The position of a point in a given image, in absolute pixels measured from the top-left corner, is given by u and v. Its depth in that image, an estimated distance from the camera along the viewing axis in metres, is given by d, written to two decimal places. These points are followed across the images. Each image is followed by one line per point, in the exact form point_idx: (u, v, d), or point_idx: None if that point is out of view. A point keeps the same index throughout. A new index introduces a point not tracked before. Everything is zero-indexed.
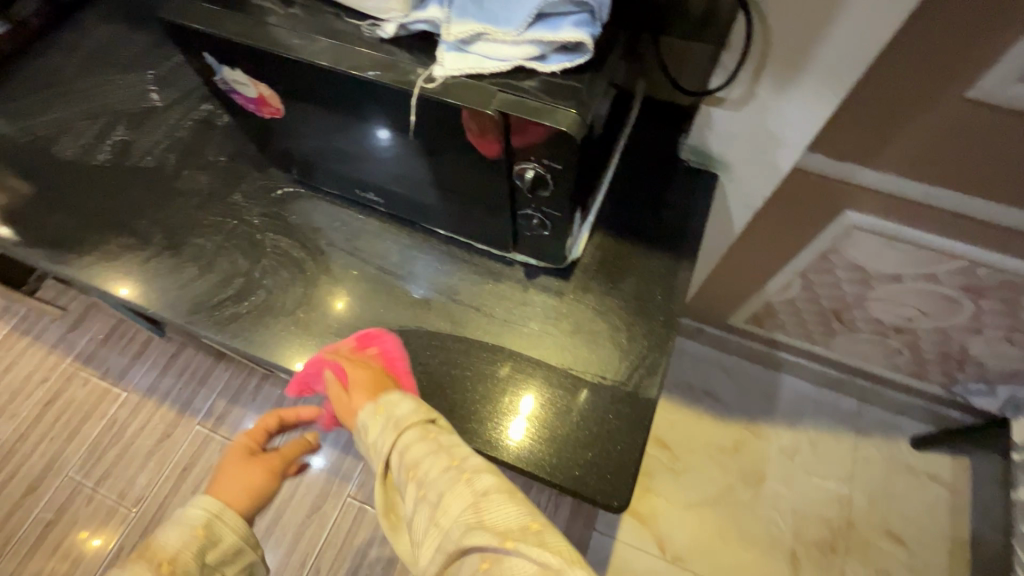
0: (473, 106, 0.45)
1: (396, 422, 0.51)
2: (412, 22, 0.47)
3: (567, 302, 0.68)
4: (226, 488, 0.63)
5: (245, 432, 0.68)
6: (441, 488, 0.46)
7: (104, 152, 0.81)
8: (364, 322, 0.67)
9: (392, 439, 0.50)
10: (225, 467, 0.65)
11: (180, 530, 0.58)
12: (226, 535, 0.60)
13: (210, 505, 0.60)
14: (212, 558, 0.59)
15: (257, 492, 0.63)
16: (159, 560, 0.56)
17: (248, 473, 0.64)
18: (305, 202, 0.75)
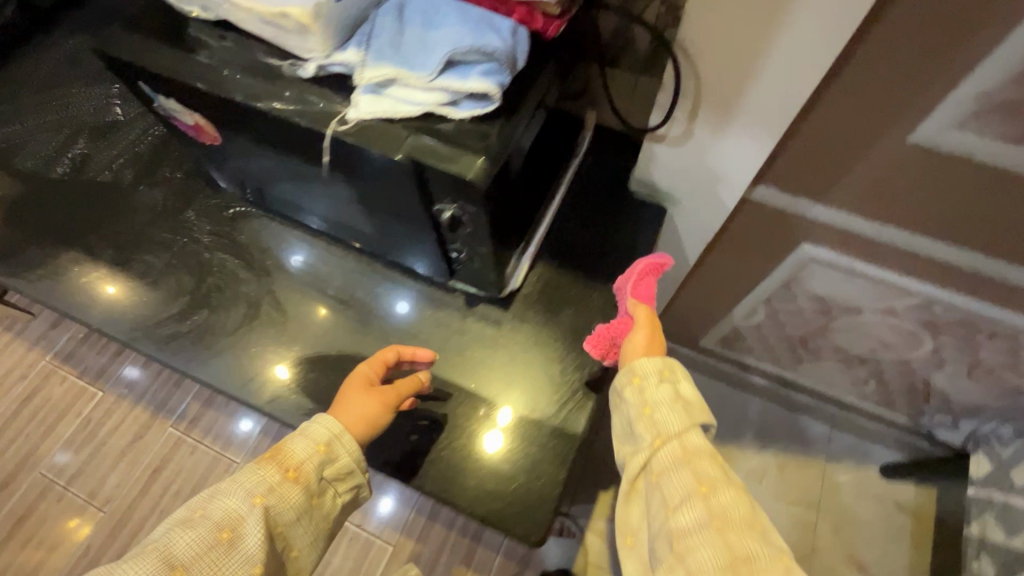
0: (383, 150, 0.45)
1: (649, 405, 0.53)
2: (331, 63, 0.48)
3: (504, 332, 0.69)
4: (345, 413, 0.57)
5: (367, 361, 0.62)
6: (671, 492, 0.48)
7: (64, 164, 0.82)
8: (338, 332, 0.69)
9: (643, 431, 0.52)
10: (344, 390, 0.59)
11: (306, 443, 0.53)
12: (343, 457, 0.55)
13: (333, 424, 0.55)
14: (328, 474, 0.54)
15: (372, 422, 0.58)
16: (286, 467, 0.51)
17: (364, 403, 0.58)
18: (254, 222, 0.76)
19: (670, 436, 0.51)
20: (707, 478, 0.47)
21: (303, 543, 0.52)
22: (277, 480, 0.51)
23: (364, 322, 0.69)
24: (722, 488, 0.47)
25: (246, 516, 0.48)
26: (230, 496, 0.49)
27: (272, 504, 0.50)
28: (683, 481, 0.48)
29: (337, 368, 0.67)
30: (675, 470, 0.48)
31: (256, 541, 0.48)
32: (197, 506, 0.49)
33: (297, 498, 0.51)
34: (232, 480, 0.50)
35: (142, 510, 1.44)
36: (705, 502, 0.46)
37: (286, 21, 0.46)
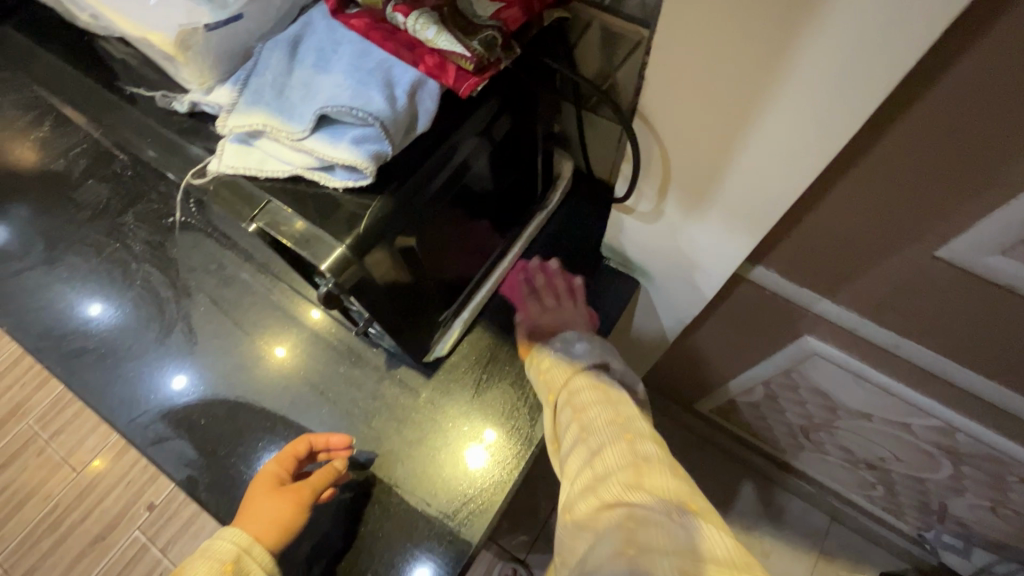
0: (235, 215, 0.38)
1: (573, 390, 0.55)
2: (206, 101, 0.41)
3: (420, 403, 0.61)
4: (254, 521, 0.53)
5: (274, 457, 0.56)
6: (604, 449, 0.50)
7: (22, 146, 0.79)
8: (324, 342, 0.64)
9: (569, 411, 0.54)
10: (253, 492, 0.55)
11: (208, 564, 0.50)
12: (254, 572, 0.52)
13: (240, 538, 0.52)
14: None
15: (284, 527, 0.54)
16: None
17: (274, 509, 0.53)
18: (190, 236, 0.71)
19: (594, 400, 0.54)
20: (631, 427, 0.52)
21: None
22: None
23: (275, 367, 0.63)
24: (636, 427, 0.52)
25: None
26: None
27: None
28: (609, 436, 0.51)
29: (232, 416, 0.61)
30: (605, 423, 0.52)
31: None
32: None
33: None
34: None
35: (111, 477, 1.46)
36: (631, 445, 0.50)
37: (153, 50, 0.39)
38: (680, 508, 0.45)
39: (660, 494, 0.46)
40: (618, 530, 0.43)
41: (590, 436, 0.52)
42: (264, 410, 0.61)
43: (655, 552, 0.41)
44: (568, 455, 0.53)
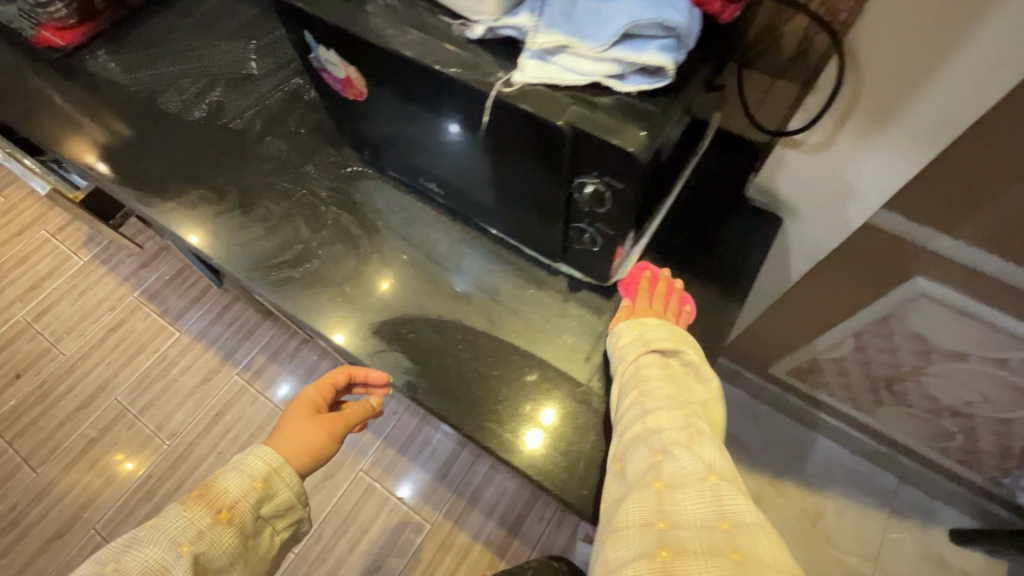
0: (545, 115, 0.46)
1: (644, 335, 0.61)
2: (501, 27, 0.49)
3: (604, 320, 0.68)
4: (291, 440, 0.66)
5: (313, 387, 0.71)
6: (659, 415, 0.52)
7: (200, 109, 0.87)
8: (495, 280, 0.71)
9: (634, 381, 0.57)
10: (291, 416, 0.68)
11: (242, 478, 0.60)
12: (283, 490, 0.62)
13: (271, 456, 0.63)
14: (267, 510, 0.61)
15: (316, 448, 0.66)
16: (217, 508, 0.57)
17: (308, 430, 0.67)
18: (369, 182, 0.79)
19: (656, 375, 0.56)
20: (687, 398, 0.54)
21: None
22: (207, 522, 0.56)
23: (467, 291, 0.70)
24: (696, 409, 0.53)
25: (171, 565, 0.53)
26: (151, 544, 0.54)
27: (202, 549, 0.55)
28: (669, 408, 0.53)
29: (436, 331, 0.68)
30: (664, 396, 0.54)
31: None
32: (110, 562, 0.53)
33: (229, 538, 0.57)
34: (154, 527, 0.55)
35: (201, 448, 1.52)
36: (685, 418, 0.52)
37: None
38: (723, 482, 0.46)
39: (703, 478, 0.47)
40: (649, 518, 0.46)
41: (649, 408, 0.53)
42: (464, 327, 0.68)
43: (683, 518, 0.45)
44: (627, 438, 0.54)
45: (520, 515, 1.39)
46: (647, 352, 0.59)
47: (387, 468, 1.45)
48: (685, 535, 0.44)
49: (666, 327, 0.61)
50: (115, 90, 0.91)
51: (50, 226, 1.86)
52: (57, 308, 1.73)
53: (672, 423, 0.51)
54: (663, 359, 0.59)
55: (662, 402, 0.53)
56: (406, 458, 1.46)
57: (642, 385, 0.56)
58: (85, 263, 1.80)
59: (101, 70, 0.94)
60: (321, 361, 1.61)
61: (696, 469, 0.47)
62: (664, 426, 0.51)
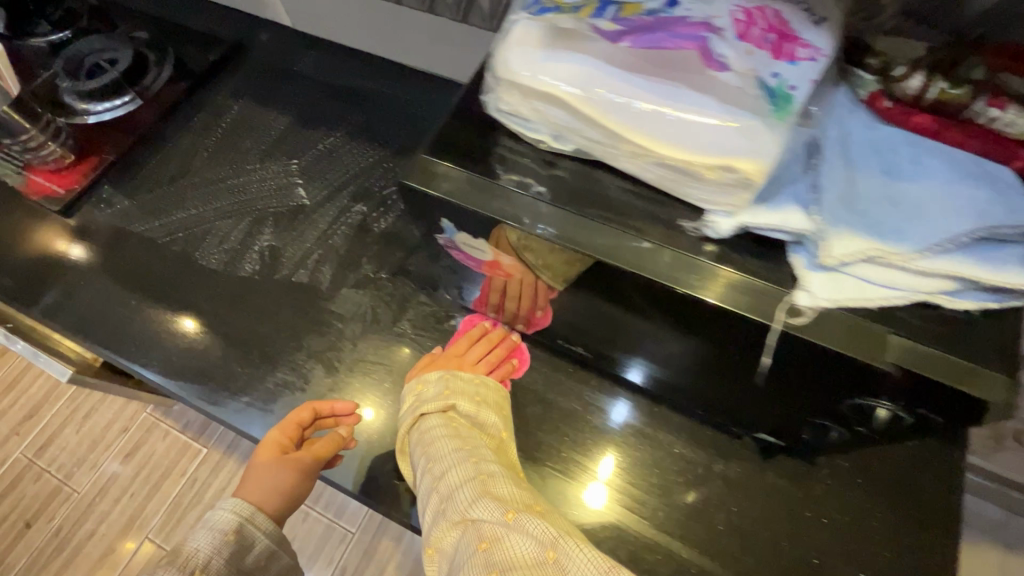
0: (861, 354, 0.33)
1: (423, 399, 0.56)
2: (759, 226, 0.36)
3: (818, 493, 0.56)
4: (256, 489, 0.57)
5: (277, 426, 0.60)
6: (447, 475, 0.48)
7: (251, 261, 0.72)
8: (668, 458, 0.59)
9: (420, 446, 0.53)
10: (255, 462, 0.58)
11: (211, 534, 0.53)
12: (257, 539, 0.55)
13: (242, 506, 0.55)
14: (246, 562, 0.53)
15: (287, 492, 0.57)
16: (190, 568, 0.50)
17: (276, 476, 0.57)
18: (482, 337, 0.65)
19: (442, 433, 0.52)
20: (470, 442, 0.52)
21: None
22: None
23: (639, 474, 0.59)
24: (481, 448, 0.51)
25: None
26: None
27: None
28: (454, 462, 0.49)
29: (619, 536, 0.56)
30: (451, 448, 0.50)
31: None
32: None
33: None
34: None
35: None
36: (474, 462, 0.49)
37: (724, 175, 0.34)
38: (524, 515, 0.42)
39: (503, 500, 0.44)
40: (474, 558, 0.40)
41: (436, 465, 0.49)
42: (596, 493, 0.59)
43: (514, 572, 0.38)
44: (425, 500, 0.50)
45: None
46: (422, 415, 0.55)
47: None
48: (514, 547, 0.39)
49: (443, 379, 0.57)
50: (135, 245, 0.74)
51: None
52: (61, 438, 1.53)
53: (465, 477, 0.47)
54: (447, 416, 0.55)
55: (449, 457, 0.50)
56: None
57: (429, 450, 0.51)
58: None
59: (111, 220, 0.76)
60: None
61: (494, 510, 0.43)
62: (454, 486, 0.47)
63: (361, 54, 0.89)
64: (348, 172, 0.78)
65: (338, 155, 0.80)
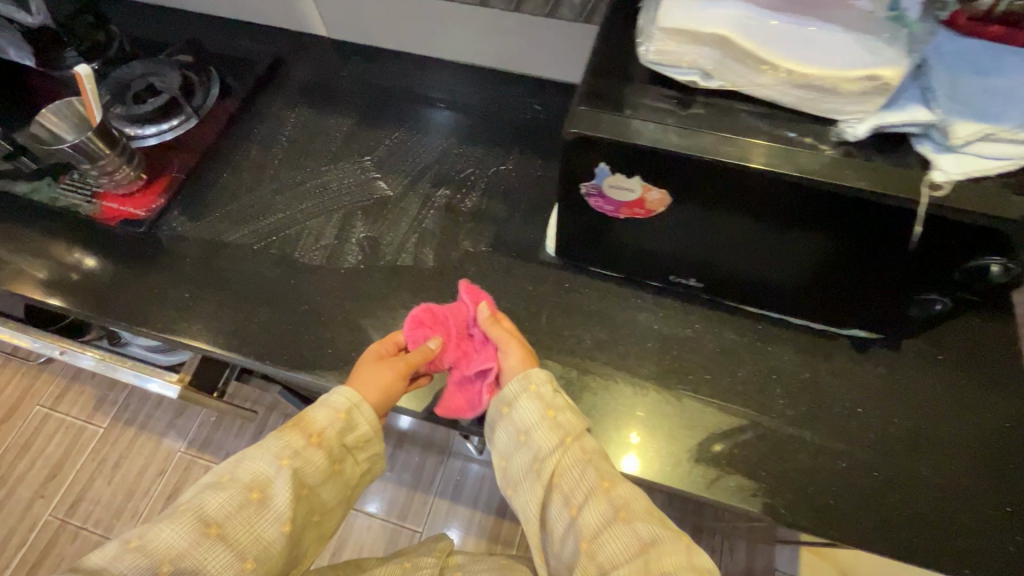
0: (995, 212, 0.42)
1: (553, 409, 0.55)
2: (890, 125, 0.44)
3: (911, 370, 0.64)
4: (361, 383, 0.59)
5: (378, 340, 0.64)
6: (588, 517, 0.50)
7: (351, 252, 0.75)
8: (782, 364, 0.66)
9: (550, 461, 0.53)
10: (359, 364, 0.60)
11: (327, 411, 0.55)
12: (362, 424, 0.56)
13: (353, 393, 0.56)
14: (349, 440, 0.56)
15: (386, 390, 0.58)
16: (309, 432, 0.54)
17: (379, 374, 0.59)
18: (589, 288, 0.71)
19: (626, 490, 0.52)
20: (609, 476, 0.52)
21: (328, 504, 0.55)
22: (301, 445, 0.53)
23: (761, 381, 0.65)
24: (622, 487, 0.52)
25: (273, 477, 0.51)
26: (258, 457, 0.52)
27: (298, 466, 0.52)
28: (597, 499, 0.51)
29: (759, 436, 0.62)
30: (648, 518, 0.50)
31: (285, 500, 0.51)
32: (223, 470, 0.52)
33: (320, 460, 0.53)
34: (258, 444, 0.53)
35: None
36: (681, 542, 0.48)
37: (865, 85, 0.42)
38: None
39: None
40: None
41: (636, 528, 0.49)
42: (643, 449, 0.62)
43: None
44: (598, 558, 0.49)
45: None
46: (545, 435, 0.54)
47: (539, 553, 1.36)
48: None
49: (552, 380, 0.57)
50: (232, 255, 0.76)
51: (46, 399, 1.59)
52: (93, 491, 1.47)
53: (625, 543, 0.48)
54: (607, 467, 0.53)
55: (590, 496, 0.51)
56: None
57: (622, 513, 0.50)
58: (106, 430, 1.54)
59: (200, 234, 0.78)
60: (424, 460, 1.45)
61: None
62: (599, 530, 0.49)
63: (405, 56, 0.94)
64: (421, 161, 0.83)
65: (407, 147, 0.84)
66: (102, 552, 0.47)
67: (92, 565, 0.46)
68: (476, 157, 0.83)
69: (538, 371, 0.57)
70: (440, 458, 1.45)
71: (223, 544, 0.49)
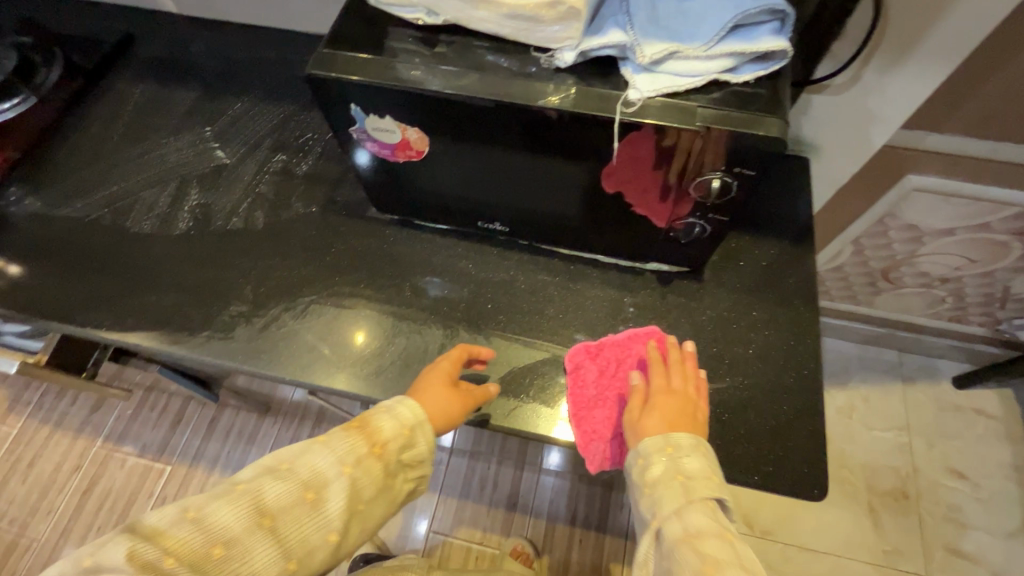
0: (680, 124, 0.45)
1: (687, 478, 0.51)
2: (592, 50, 0.46)
3: (705, 298, 0.69)
4: (428, 402, 0.58)
5: (446, 357, 0.62)
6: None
7: (184, 219, 0.76)
8: (590, 301, 0.69)
9: (686, 542, 0.47)
10: (428, 382, 0.60)
11: (394, 423, 0.54)
12: (421, 444, 0.56)
13: (419, 412, 0.56)
14: (406, 457, 0.55)
15: (447, 417, 0.58)
16: (375, 441, 0.53)
17: (447, 402, 0.58)
18: (412, 240, 0.73)
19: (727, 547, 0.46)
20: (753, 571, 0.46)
21: (375, 520, 0.54)
22: (365, 452, 0.52)
23: (568, 318, 0.68)
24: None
25: (332, 481, 0.50)
26: (320, 455, 0.51)
27: (358, 476, 0.52)
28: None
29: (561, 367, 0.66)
30: None
31: (339, 507, 0.50)
32: (284, 458, 0.51)
33: (378, 472, 0.53)
34: (324, 441, 0.52)
35: None
36: None
37: (555, 10, 0.45)
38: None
39: None
40: None
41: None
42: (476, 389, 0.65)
43: None
44: None
45: (602, 510, 1.38)
46: (693, 509, 0.49)
47: (455, 518, 1.40)
48: None
49: (694, 448, 0.53)
50: (64, 228, 0.76)
51: None
52: (8, 491, 1.46)
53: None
54: (714, 517, 0.49)
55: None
56: (471, 501, 1.41)
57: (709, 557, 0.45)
58: (20, 429, 1.53)
59: (33, 210, 0.78)
60: None
61: None
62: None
63: (254, 28, 0.94)
64: (262, 129, 0.84)
65: (249, 116, 0.85)
66: (159, 513, 0.46)
67: (149, 525, 0.45)
68: (316, 123, 0.84)
69: (677, 436, 0.54)
70: None
71: (273, 539, 0.47)
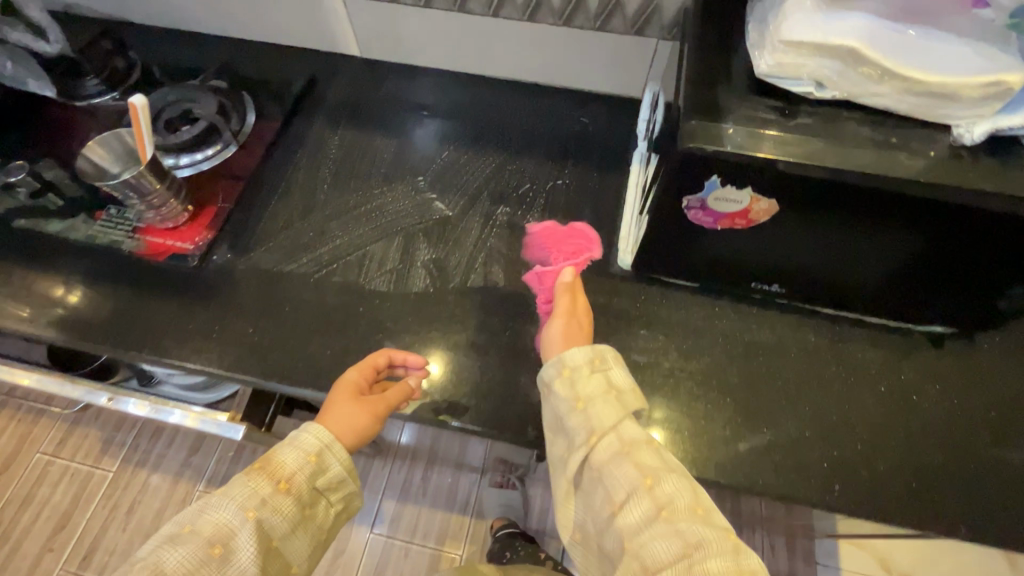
0: None
1: (584, 399, 0.53)
2: (1006, 128, 0.45)
3: (985, 361, 0.67)
4: (335, 423, 0.59)
5: (356, 367, 0.64)
6: (622, 478, 0.49)
7: (420, 276, 0.73)
8: (867, 365, 0.67)
9: (595, 444, 0.52)
10: (334, 397, 0.61)
11: (296, 453, 0.55)
12: (334, 466, 0.56)
13: (323, 434, 0.56)
14: (321, 483, 0.55)
15: (362, 431, 0.60)
16: (278, 479, 0.53)
17: (355, 414, 0.59)
18: (665, 299, 0.71)
19: (622, 431, 0.52)
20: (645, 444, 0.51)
21: (300, 557, 0.53)
22: (269, 492, 0.52)
23: (847, 382, 0.66)
24: (661, 460, 0.50)
25: (237, 528, 0.49)
26: (221, 508, 0.50)
27: (265, 515, 0.51)
28: (637, 462, 0.49)
29: (854, 435, 0.63)
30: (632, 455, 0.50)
31: (250, 554, 0.49)
32: (186, 521, 0.49)
33: (289, 508, 0.52)
34: (224, 492, 0.51)
35: None
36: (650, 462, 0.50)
37: (988, 90, 0.43)
38: (702, 518, 0.46)
39: (685, 502, 0.47)
40: (668, 538, 0.45)
41: (615, 458, 0.50)
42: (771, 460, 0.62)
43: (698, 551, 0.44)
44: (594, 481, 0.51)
45: None
46: (583, 429, 0.53)
47: None
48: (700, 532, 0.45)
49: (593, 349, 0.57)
50: (291, 286, 0.72)
51: (46, 445, 1.50)
52: (108, 540, 1.39)
53: (651, 475, 0.49)
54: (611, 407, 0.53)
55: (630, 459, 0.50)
56: None
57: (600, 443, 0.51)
58: (116, 473, 1.46)
59: (257, 265, 0.74)
60: (458, 480, 1.43)
61: (682, 505, 0.47)
62: (630, 492, 0.48)
63: (444, 73, 0.92)
64: (476, 179, 0.82)
65: (458, 165, 0.83)
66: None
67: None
68: (530, 172, 0.82)
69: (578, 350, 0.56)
70: (473, 477, 1.43)
71: None
